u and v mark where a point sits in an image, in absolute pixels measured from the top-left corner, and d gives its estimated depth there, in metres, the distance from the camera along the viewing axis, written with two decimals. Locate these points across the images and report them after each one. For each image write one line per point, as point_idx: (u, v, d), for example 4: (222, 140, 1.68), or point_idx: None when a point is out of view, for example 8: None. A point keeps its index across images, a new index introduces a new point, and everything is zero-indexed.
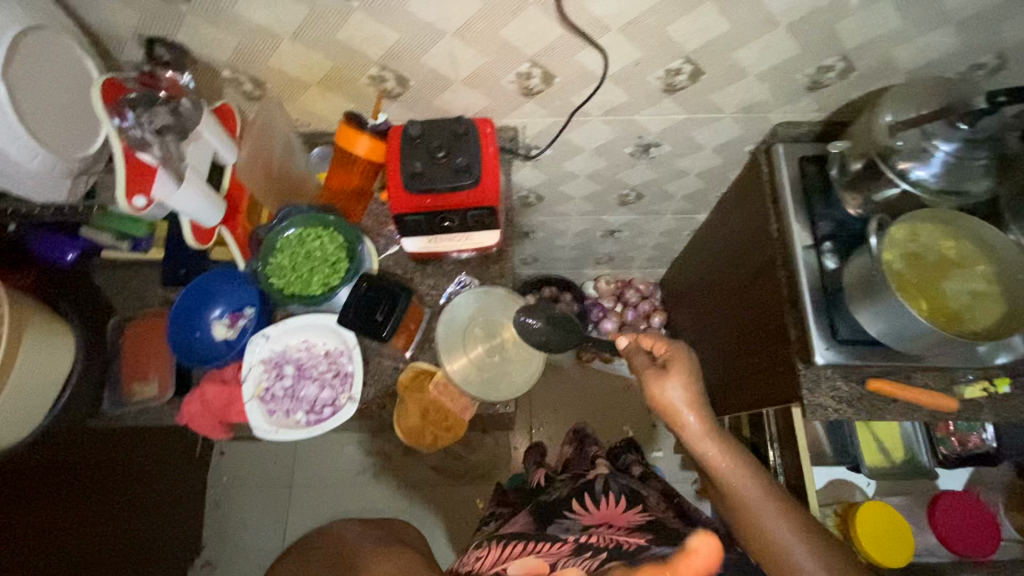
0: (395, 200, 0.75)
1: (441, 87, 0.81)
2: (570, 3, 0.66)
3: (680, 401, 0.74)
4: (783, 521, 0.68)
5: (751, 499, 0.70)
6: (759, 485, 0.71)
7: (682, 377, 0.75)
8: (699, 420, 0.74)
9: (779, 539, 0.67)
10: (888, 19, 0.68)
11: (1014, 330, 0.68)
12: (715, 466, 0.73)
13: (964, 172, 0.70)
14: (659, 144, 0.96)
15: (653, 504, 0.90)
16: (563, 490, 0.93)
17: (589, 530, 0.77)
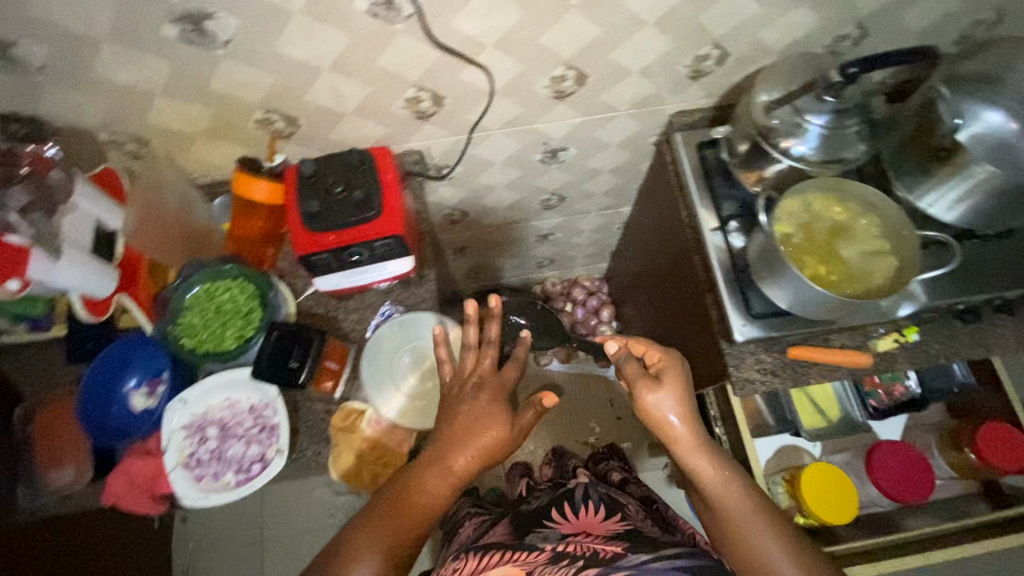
0: (298, 242, 0.74)
1: (333, 122, 0.80)
2: (437, 26, 0.66)
3: (670, 413, 0.71)
4: (767, 532, 0.67)
5: (740, 513, 0.69)
6: (748, 498, 0.70)
7: (673, 388, 0.72)
8: (689, 431, 0.71)
9: (764, 549, 0.66)
10: (746, 6, 0.71)
11: (909, 280, 0.70)
12: (705, 483, 0.71)
13: (841, 140, 0.73)
14: (565, 148, 0.97)
15: (634, 512, 0.87)
16: (541, 498, 0.89)
17: (567, 538, 0.75)
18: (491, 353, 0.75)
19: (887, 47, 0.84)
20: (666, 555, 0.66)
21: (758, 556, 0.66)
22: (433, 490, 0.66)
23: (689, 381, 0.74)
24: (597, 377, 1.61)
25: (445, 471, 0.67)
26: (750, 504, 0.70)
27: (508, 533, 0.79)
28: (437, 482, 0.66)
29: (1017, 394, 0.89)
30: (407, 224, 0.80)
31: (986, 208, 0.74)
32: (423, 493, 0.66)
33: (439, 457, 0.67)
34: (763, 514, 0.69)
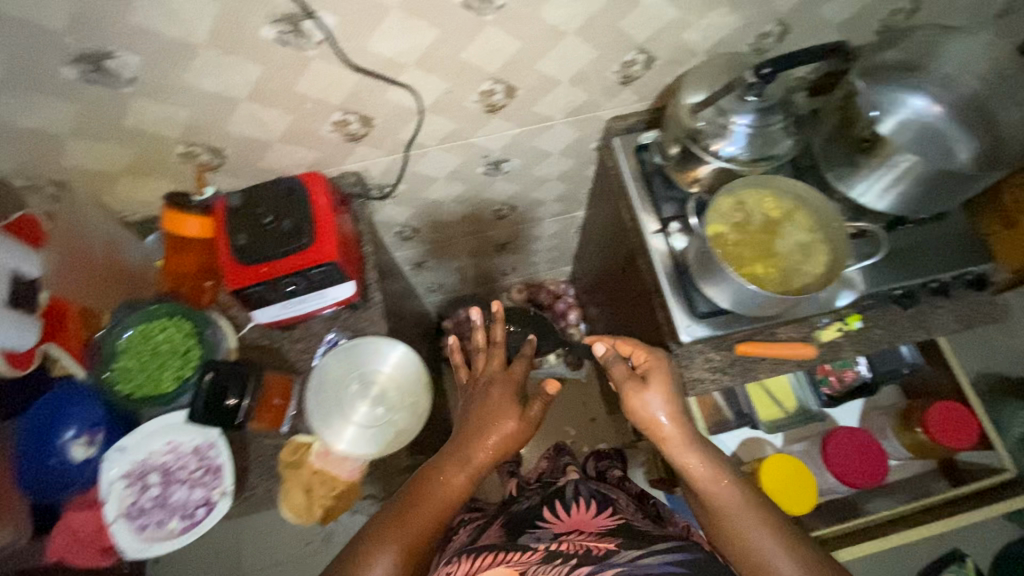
0: (229, 277, 0.72)
1: (261, 151, 0.78)
2: (352, 49, 0.65)
3: (658, 410, 0.71)
4: (768, 533, 0.61)
5: (735, 511, 0.64)
6: (744, 496, 0.65)
7: (660, 385, 0.73)
8: (679, 428, 0.70)
9: (762, 549, 0.61)
10: (665, 10, 0.72)
11: (842, 271, 0.70)
12: (697, 481, 0.68)
13: (767, 137, 0.74)
14: (507, 159, 0.97)
15: (626, 507, 0.85)
16: (531, 500, 0.87)
17: (558, 538, 0.73)
18: (497, 353, 0.82)
19: (812, 41, 0.85)
20: (660, 551, 0.62)
21: (756, 558, 0.60)
22: (453, 485, 0.67)
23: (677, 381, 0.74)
24: (569, 381, 1.61)
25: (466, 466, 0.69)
26: (746, 502, 0.64)
27: (499, 534, 0.78)
28: (459, 477, 0.68)
29: (963, 373, 0.91)
30: (345, 250, 0.78)
31: (914, 196, 0.74)
32: (443, 487, 0.66)
33: (461, 454, 0.69)
34: (760, 512, 0.63)
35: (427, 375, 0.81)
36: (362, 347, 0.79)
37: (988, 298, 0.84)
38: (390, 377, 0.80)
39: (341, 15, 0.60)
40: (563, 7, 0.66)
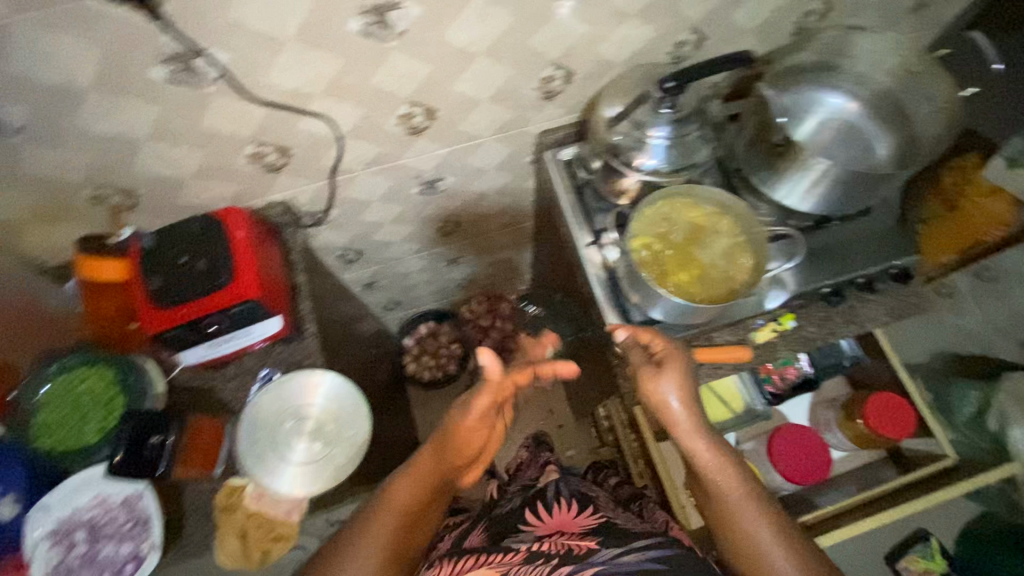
0: (146, 322, 0.71)
1: (176, 188, 0.76)
2: (251, 83, 0.63)
3: (673, 400, 0.66)
4: (769, 530, 0.61)
5: (739, 507, 0.63)
6: (746, 489, 0.64)
7: (681, 372, 0.67)
8: (693, 419, 0.66)
9: (761, 543, 0.61)
10: (574, 26, 0.72)
11: (764, 275, 0.72)
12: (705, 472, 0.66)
13: (686, 146, 0.74)
14: (442, 178, 0.96)
15: (605, 501, 0.86)
16: (512, 502, 0.88)
17: (541, 539, 0.75)
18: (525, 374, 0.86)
19: (730, 46, 0.85)
20: (635, 549, 0.67)
21: (753, 553, 0.61)
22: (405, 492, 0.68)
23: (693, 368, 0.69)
24: (535, 390, 1.60)
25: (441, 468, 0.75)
26: (747, 496, 0.63)
27: (483, 539, 0.80)
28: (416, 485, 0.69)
29: (901, 364, 0.94)
30: (269, 285, 0.77)
31: (836, 196, 0.75)
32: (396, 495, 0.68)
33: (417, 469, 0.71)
34: (761, 506, 0.63)
35: (365, 404, 0.80)
36: (295, 382, 0.78)
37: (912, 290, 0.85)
38: (327, 410, 0.79)
39: (233, 51, 0.59)
40: (467, 29, 0.66)
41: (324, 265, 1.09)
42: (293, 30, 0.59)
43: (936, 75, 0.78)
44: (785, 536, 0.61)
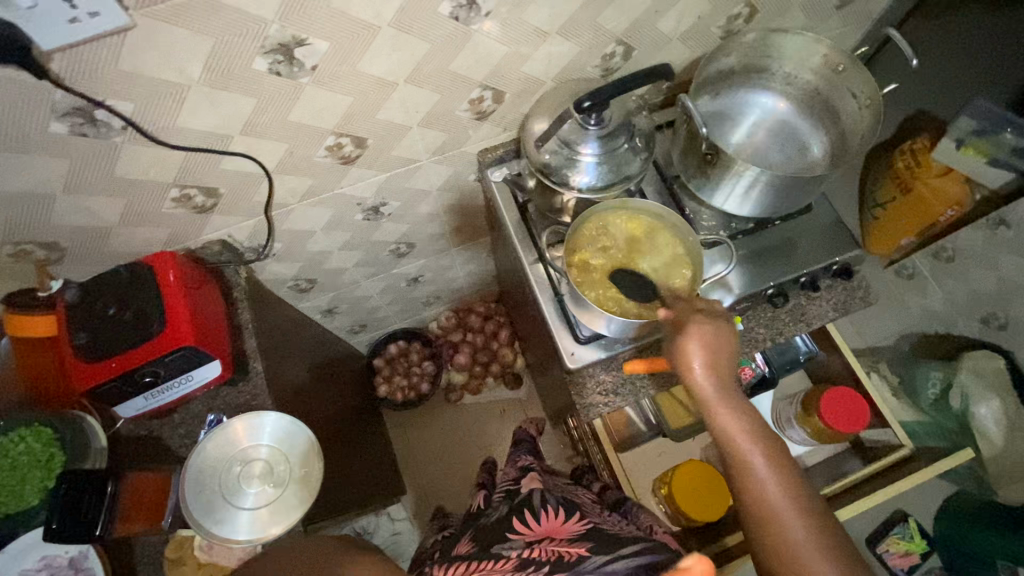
0: (78, 378, 0.70)
1: (103, 237, 0.75)
2: (162, 128, 0.62)
3: (696, 363, 0.64)
4: (797, 522, 0.56)
5: (759, 472, 0.60)
6: (767, 456, 0.61)
7: (713, 333, 0.65)
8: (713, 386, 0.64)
9: (778, 509, 0.58)
10: (495, 48, 0.71)
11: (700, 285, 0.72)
12: (726, 435, 0.63)
13: (618, 159, 0.74)
14: (386, 203, 0.95)
15: (590, 509, 0.80)
16: (498, 510, 0.80)
17: (533, 545, 0.68)
18: None
19: (658, 54, 0.86)
20: (625, 556, 0.63)
21: (771, 518, 0.57)
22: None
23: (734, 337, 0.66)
24: (511, 401, 1.59)
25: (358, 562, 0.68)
26: (768, 463, 0.60)
27: (469, 549, 0.73)
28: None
29: (853, 356, 0.97)
30: (207, 328, 0.76)
31: (771, 199, 0.75)
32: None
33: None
34: (783, 474, 0.60)
35: (316, 440, 0.79)
36: (241, 425, 0.77)
37: (857, 284, 0.86)
38: (277, 450, 0.77)
39: (135, 100, 0.57)
40: (382, 59, 0.65)
41: (277, 296, 1.08)
42: (196, 74, 0.57)
43: (858, 73, 0.76)
44: (804, 507, 0.58)
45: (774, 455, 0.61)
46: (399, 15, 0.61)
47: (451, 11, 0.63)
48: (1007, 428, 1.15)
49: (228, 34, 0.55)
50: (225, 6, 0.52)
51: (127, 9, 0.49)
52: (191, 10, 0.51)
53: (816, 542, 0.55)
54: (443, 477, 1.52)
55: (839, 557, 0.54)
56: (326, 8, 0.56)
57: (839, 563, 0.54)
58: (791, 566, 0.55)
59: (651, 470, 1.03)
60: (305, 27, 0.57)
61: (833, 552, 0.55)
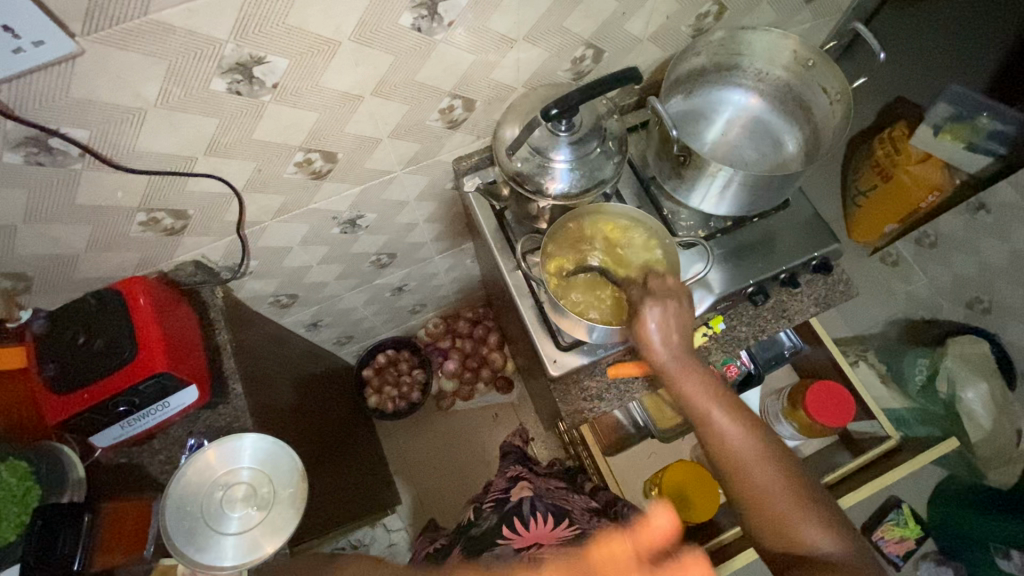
0: (50, 410, 0.69)
1: (70, 264, 0.73)
2: (120, 152, 0.61)
3: (661, 339, 0.67)
4: (768, 472, 0.63)
5: (727, 430, 0.66)
6: (730, 414, 0.66)
7: (670, 309, 0.68)
8: (679, 359, 0.68)
9: (750, 464, 0.64)
10: (462, 57, 0.70)
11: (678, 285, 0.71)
12: (695, 405, 0.67)
13: (591, 164, 0.73)
14: (363, 216, 0.93)
15: (580, 514, 0.79)
16: (488, 519, 0.79)
17: (522, 555, 0.68)
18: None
19: (629, 56, 0.85)
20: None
21: (742, 470, 0.64)
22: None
23: (691, 308, 0.69)
24: (503, 406, 1.58)
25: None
26: (733, 421, 0.66)
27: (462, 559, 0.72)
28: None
29: (833, 345, 0.99)
30: (182, 352, 0.75)
31: (747, 197, 0.75)
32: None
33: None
34: (747, 428, 0.66)
35: (300, 460, 0.78)
36: (223, 448, 0.76)
37: (837, 277, 0.86)
38: (260, 472, 0.76)
39: (91, 127, 0.56)
40: (345, 73, 0.64)
41: (257, 314, 1.06)
42: (153, 97, 0.56)
43: (827, 67, 0.77)
44: (769, 456, 0.64)
45: (736, 412, 0.67)
46: (360, 29, 0.60)
47: (413, 22, 0.62)
48: (993, 409, 1.16)
49: (182, 55, 0.54)
50: (175, 28, 0.51)
51: (74, 36, 0.48)
52: (142, 34, 0.50)
53: (784, 483, 0.63)
54: (439, 487, 1.51)
55: (802, 493, 0.63)
56: (283, 25, 0.55)
57: (803, 499, 0.62)
58: (766, 510, 0.63)
59: (642, 471, 1.04)
60: (262, 45, 0.56)
61: (797, 489, 0.63)
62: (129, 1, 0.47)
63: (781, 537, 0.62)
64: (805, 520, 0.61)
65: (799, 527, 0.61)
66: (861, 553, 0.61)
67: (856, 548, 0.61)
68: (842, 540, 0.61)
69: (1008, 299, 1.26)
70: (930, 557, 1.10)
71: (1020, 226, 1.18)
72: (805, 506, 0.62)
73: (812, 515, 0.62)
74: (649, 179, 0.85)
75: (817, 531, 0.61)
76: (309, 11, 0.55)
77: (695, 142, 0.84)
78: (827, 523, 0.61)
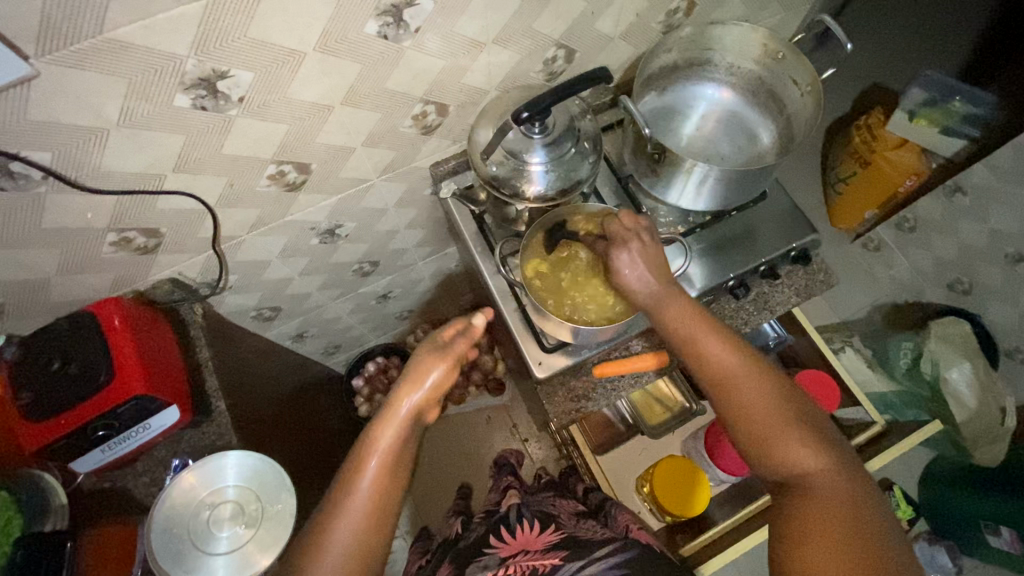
0: (27, 437, 0.68)
1: (43, 288, 0.72)
2: (83, 171, 0.59)
3: (628, 261, 0.66)
4: (749, 387, 0.59)
5: (707, 349, 0.61)
6: (711, 334, 0.62)
7: (636, 245, 0.67)
8: (651, 280, 0.66)
9: (730, 381, 0.60)
10: (431, 62, 0.70)
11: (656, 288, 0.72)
12: (668, 325, 0.64)
13: (567, 164, 0.73)
14: (342, 225, 0.92)
15: (568, 517, 0.77)
16: (475, 532, 0.79)
17: (505, 564, 0.67)
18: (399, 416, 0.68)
19: (600, 54, 0.85)
20: (598, 557, 0.61)
21: (724, 387, 0.59)
22: (344, 534, 0.60)
23: (659, 247, 0.68)
24: (495, 408, 1.57)
25: (393, 423, 0.66)
26: (715, 340, 0.62)
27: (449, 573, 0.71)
28: (344, 525, 0.60)
29: (817, 334, 1.02)
30: (161, 372, 0.74)
31: (724, 191, 0.75)
32: (335, 538, 0.60)
33: (319, 538, 0.60)
34: (730, 347, 0.61)
35: (285, 474, 0.77)
36: (206, 468, 0.75)
37: (816, 266, 0.87)
38: (246, 490, 0.75)
39: (53, 149, 0.56)
40: (312, 84, 0.63)
41: (240, 328, 1.05)
42: (115, 115, 0.55)
43: (796, 60, 0.77)
44: (754, 373, 0.60)
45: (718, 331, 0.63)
46: (324, 39, 0.59)
47: (378, 30, 0.61)
48: (979, 389, 1.13)
49: (141, 73, 0.53)
50: (133, 46, 0.50)
51: (28, 58, 0.47)
52: (98, 53, 0.49)
53: (769, 401, 0.58)
54: (430, 493, 1.49)
55: (792, 412, 0.57)
56: (244, 39, 0.55)
57: (790, 419, 0.57)
58: (750, 428, 0.58)
59: (633, 468, 1.06)
60: (224, 60, 0.55)
61: (786, 408, 0.57)
62: (82, 19, 0.47)
63: (766, 458, 0.57)
64: (794, 438, 0.55)
65: (785, 446, 0.56)
66: (858, 477, 0.54)
67: (853, 472, 0.54)
68: (835, 461, 0.54)
69: (987, 279, 1.24)
70: (923, 537, 1.18)
71: (998, 207, 1.14)
72: (793, 423, 0.56)
73: (801, 433, 0.56)
74: (627, 177, 0.85)
75: (804, 450, 0.55)
76: (271, 23, 0.54)
77: (670, 137, 0.84)
78: (819, 444, 0.55)
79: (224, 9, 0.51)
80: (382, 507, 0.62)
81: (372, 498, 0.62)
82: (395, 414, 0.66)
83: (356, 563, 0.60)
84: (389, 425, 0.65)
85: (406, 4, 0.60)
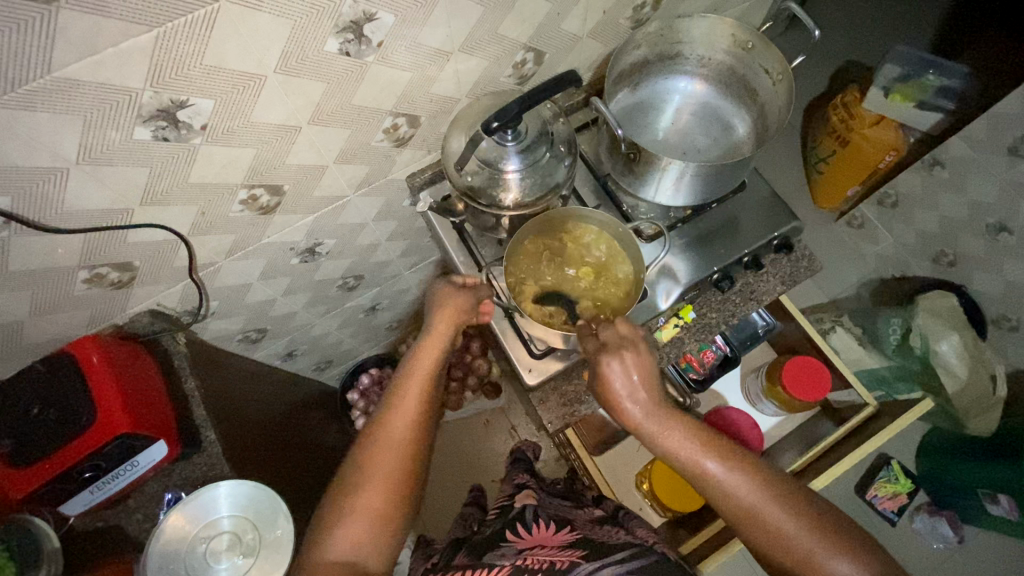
0: (9, 486, 0.67)
1: (17, 332, 0.70)
2: (48, 213, 0.58)
3: (625, 386, 0.63)
4: (772, 501, 0.58)
5: (721, 476, 0.60)
6: (719, 457, 0.61)
7: (630, 360, 0.63)
8: (648, 408, 0.63)
9: (751, 501, 0.58)
10: (399, 74, 0.68)
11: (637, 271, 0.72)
12: (671, 453, 0.62)
13: (543, 169, 0.73)
14: (322, 242, 0.90)
15: (585, 522, 0.76)
16: (492, 527, 0.76)
17: (523, 554, 0.64)
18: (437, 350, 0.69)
19: (570, 54, 0.84)
20: (615, 562, 0.60)
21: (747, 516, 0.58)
22: (397, 427, 0.65)
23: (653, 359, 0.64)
24: (494, 412, 1.57)
25: (428, 355, 0.69)
26: (726, 466, 0.60)
27: (465, 558, 0.68)
28: (399, 420, 0.65)
29: (802, 319, 1.05)
30: (147, 408, 0.74)
31: (701, 185, 0.74)
32: (387, 432, 0.65)
33: (374, 438, 0.65)
34: (740, 469, 0.60)
35: (279, 498, 0.77)
36: (198, 501, 0.73)
37: (800, 253, 0.87)
38: (242, 519, 0.75)
39: (15, 192, 0.55)
40: (277, 105, 0.62)
41: (227, 353, 1.03)
42: (72, 154, 0.54)
43: (767, 49, 0.77)
44: (769, 489, 0.59)
45: (722, 449, 0.61)
46: (285, 60, 0.58)
47: (339, 47, 0.60)
48: (969, 360, 1.13)
49: (95, 111, 0.51)
50: (85, 82, 0.49)
51: None
52: (48, 93, 0.48)
53: (794, 519, 0.57)
54: (434, 500, 1.50)
55: (818, 525, 0.57)
56: (199, 67, 0.53)
57: (815, 528, 0.57)
58: (784, 548, 0.57)
59: (631, 465, 1.08)
60: (183, 89, 0.54)
61: (812, 522, 0.57)
62: (29, 60, 0.45)
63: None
64: (826, 552, 0.56)
65: (819, 563, 0.56)
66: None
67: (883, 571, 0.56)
68: (869, 565, 0.55)
69: (970, 250, 1.23)
70: (923, 508, 1.13)
71: (975, 178, 1.15)
72: (820, 535, 0.56)
73: (830, 542, 0.56)
74: (604, 176, 0.85)
75: (840, 560, 0.55)
76: (227, 48, 0.53)
77: (646, 132, 0.83)
78: (849, 552, 0.56)
79: (177, 38, 0.50)
80: (428, 411, 0.68)
81: (422, 397, 0.67)
82: (439, 330, 0.70)
83: (406, 458, 0.64)
84: (434, 338, 0.70)
85: (366, 18, 0.59)
